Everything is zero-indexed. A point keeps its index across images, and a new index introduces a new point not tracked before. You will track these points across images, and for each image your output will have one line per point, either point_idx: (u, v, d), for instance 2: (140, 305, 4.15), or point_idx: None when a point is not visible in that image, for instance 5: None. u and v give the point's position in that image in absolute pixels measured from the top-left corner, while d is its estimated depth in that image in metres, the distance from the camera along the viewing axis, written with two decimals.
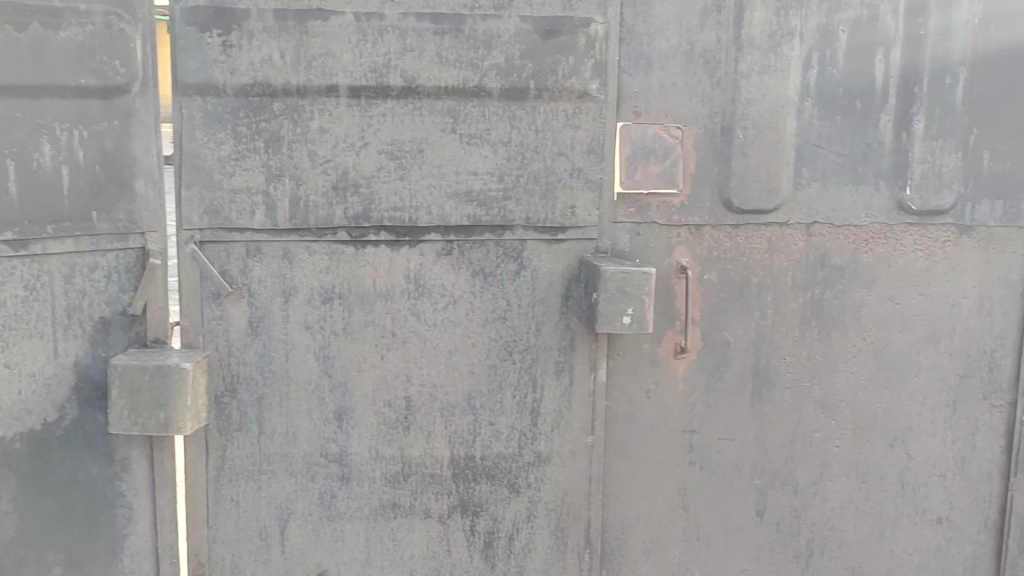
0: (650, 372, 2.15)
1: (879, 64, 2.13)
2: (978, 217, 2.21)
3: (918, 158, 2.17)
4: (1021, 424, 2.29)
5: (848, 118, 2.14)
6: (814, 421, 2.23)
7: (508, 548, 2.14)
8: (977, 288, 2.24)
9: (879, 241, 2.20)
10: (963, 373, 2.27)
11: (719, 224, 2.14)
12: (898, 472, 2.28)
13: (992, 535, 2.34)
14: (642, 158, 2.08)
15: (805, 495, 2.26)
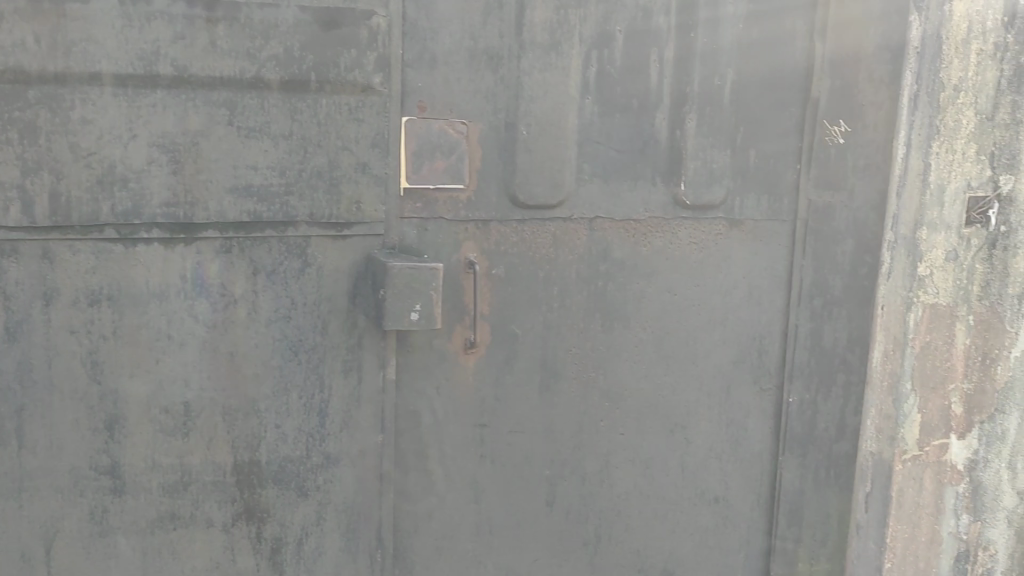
0: (439, 368, 2.15)
1: (653, 64, 2.21)
2: (746, 211, 2.34)
3: (692, 155, 2.27)
4: (787, 405, 2.44)
5: (625, 116, 2.21)
6: (600, 410, 2.30)
7: (296, 553, 2.08)
8: (746, 278, 2.38)
9: (656, 234, 2.29)
10: (735, 359, 2.40)
11: (505, 219, 2.16)
12: (678, 456, 2.38)
13: (764, 511, 2.48)
14: (427, 153, 2.07)
15: (593, 483, 2.32)
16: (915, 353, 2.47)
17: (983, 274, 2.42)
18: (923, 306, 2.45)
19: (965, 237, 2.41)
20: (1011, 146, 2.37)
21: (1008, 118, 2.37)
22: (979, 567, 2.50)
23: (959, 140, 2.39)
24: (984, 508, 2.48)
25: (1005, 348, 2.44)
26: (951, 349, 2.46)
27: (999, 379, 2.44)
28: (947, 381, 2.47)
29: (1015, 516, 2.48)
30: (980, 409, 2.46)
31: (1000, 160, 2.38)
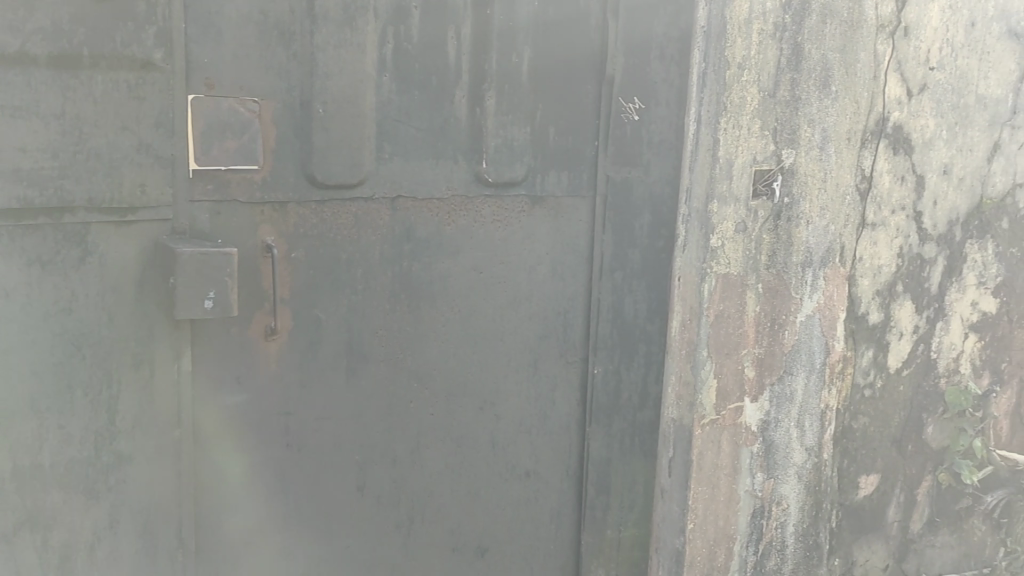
0: (239, 357, 2.06)
1: (450, 41, 2.19)
2: (547, 187, 2.37)
3: (492, 133, 2.27)
4: (592, 375, 2.51)
5: (424, 94, 2.18)
6: (409, 391, 2.27)
7: (88, 559, 1.94)
8: (550, 254, 2.41)
9: (460, 212, 2.28)
10: (541, 334, 2.43)
11: (304, 200, 2.09)
12: (488, 433, 2.40)
13: (573, 481, 2.55)
14: (217, 132, 1.97)
15: (404, 466, 2.30)
16: (710, 322, 2.44)
17: (770, 243, 2.47)
18: (716, 276, 2.42)
19: (753, 209, 2.44)
20: (791, 122, 2.43)
21: (787, 95, 2.41)
22: (773, 520, 2.62)
23: (744, 116, 2.37)
24: (776, 466, 2.59)
25: (791, 314, 2.53)
26: (743, 317, 2.47)
27: (787, 344, 2.54)
28: (740, 347, 2.48)
29: (803, 471, 2.63)
30: (770, 372, 2.54)
31: (782, 135, 2.43)
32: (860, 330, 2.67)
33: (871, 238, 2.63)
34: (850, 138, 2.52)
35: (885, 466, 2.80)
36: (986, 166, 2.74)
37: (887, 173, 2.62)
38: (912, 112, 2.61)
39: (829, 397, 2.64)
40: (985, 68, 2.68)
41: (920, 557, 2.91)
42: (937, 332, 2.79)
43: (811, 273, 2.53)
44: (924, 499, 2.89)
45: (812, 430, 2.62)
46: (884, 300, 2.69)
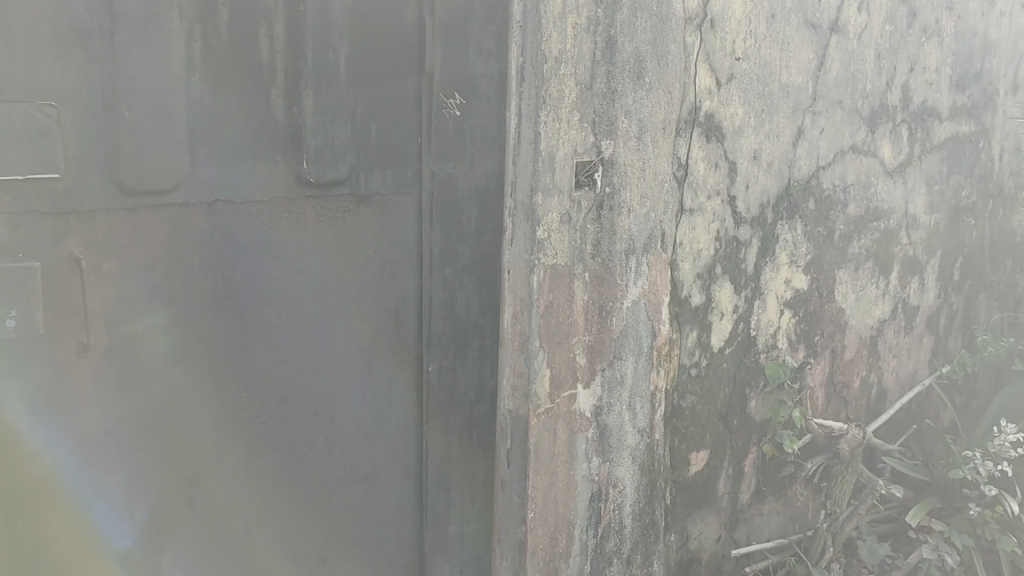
0: (50, 376, 1.90)
1: (263, 39, 2.11)
2: (372, 186, 2.34)
3: (312, 132, 2.22)
4: (427, 372, 2.51)
5: (239, 94, 2.10)
6: (238, 401, 2.20)
7: None
8: (378, 253, 2.38)
9: (282, 215, 2.22)
10: (373, 335, 2.41)
11: (113, 209, 1.96)
12: (324, 437, 2.36)
13: (414, 480, 2.54)
14: (13, 140, 1.80)
15: (238, 478, 2.23)
16: (541, 313, 2.41)
17: (595, 233, 2.49)
18: (544, 267, 2.40)
19: (576, 200, 2.44)
20: (609, 113, 2.45)
21: (604, 87, 2.43)
22: (610, 502, 2.64)
23: (564, 109, 2.36)
24: (610, 449, 2.63)
25: (618, 300, 2.57)
26: (572, 305, 2.47)
27: (615, 330, 2.58)
28: (571, 335, 2.48)
29: (637, 452, 2.69)
30: (601, 358, 2.56)
31: (601, 127, 2.44)
32: (684, 312, 2.77)
33: (689, 224, 2.73)
34: (664, 128, 2.59)
35: (713, 441, 2.93)
36: (792, 150, 3.00)
37: (702, 160, 2.73)
38: (721, 101, 2.74)
39: (658, 378, 2.71)
40: (786, 58, 2.90)
41: (748, 525, 3.11)
42: (755, 308, 2.99)
43: (635, 260, 2.59)
44: (751, 470, 3.08)
45: (643, 412, 2.69)
46: (704, 283, 2.81)
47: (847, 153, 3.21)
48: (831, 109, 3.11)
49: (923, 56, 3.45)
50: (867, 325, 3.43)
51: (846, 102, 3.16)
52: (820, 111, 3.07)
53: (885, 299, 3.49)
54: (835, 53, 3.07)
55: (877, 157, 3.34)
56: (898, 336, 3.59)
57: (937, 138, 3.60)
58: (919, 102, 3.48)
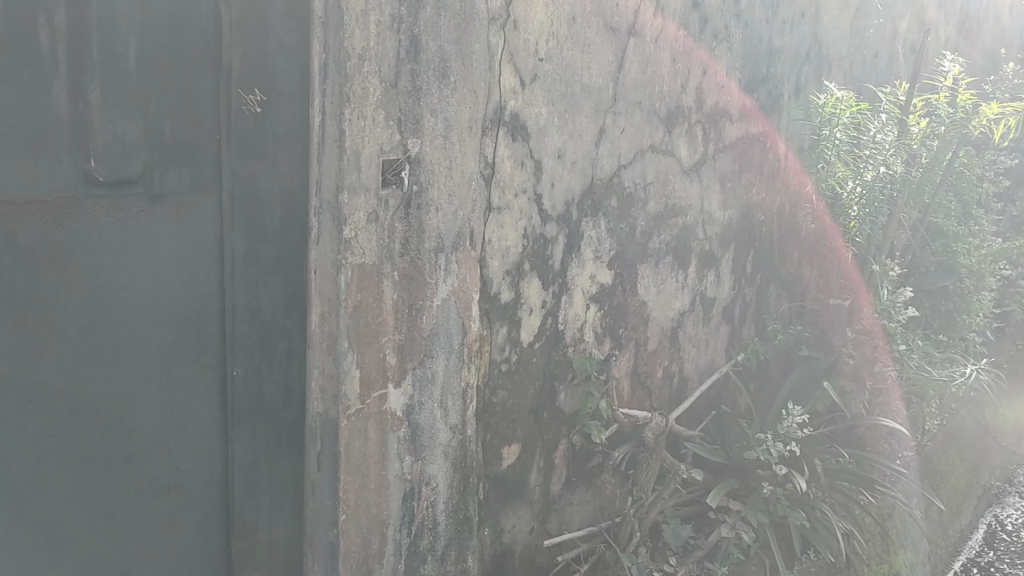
0: None
1: (41, 28, 1.96)
2: (167, 185, 2.24)
3: (100, 128, 2.10)
4: (232, 377, 2.43)
5: (15, 87, 1.95)
6: (22, 414, 2.06)
7: None
8: (176, 255, 2.28)
9: (68, 216, 2.07)
10: (172, 339, 2.31)
11: None
12: (120, 449, 2.24)
13: (220, 488, 2.46)
14: None
15: (25, 495, 2.09)
16: (348, 312, 2.36)
17: (403, 232, 2.45)
18: (351, 267, 2.35)
19: (383, 199, 2.39)
20: (414, 111, 2.41)
21: (409, 86, 2.38)
22: (424, 500, 2.64)
23: (368, 106, 2.30)
24: (422, 447, 2.62)
25: (428, 299, 2.55)
26: (381, 304, 2.42)
27: (426, 328, 2.56)
28: (380, 334, 2.44)
29: (450, 449, 2.69)
30: (412, 356, 2.54)
31: (406, 125, 2.39)
32: (493, 309, 2.80)
33: (497, 221, 2.76)
34: (471, 127, 2.59)
35: (524, 435, 2.99)
36: (594, 149, 3.09)
37: (509, 159, 2.76)
38: (525, 101, 2.78)
39: (468, 375, 2.71)
40: (587, 60, 2.99)
41: (559, 515, 3.19)
42: (563, 303, 3.07)
43: (444, 258, 2.58)
44: (561, 461, 3.16)
45: (455, 409, 2.69)
46: (512, 279, 2.85)
47: (646, 153, 3.34)
48: (630, 110, 3.23)
49: (714, 60, 3.63)
50: (668, 317, 3.58)
51: (644, 102, 3.29)
52: (620, 111, 3.18)
53: (684, 292, 3.66)
54: (633, 55, 3.19)
55: (674, 156, 3.49)
56: (697, 326, 3.77)
57: (729, 138, 3.80)
58: (712, 104, 3.66)
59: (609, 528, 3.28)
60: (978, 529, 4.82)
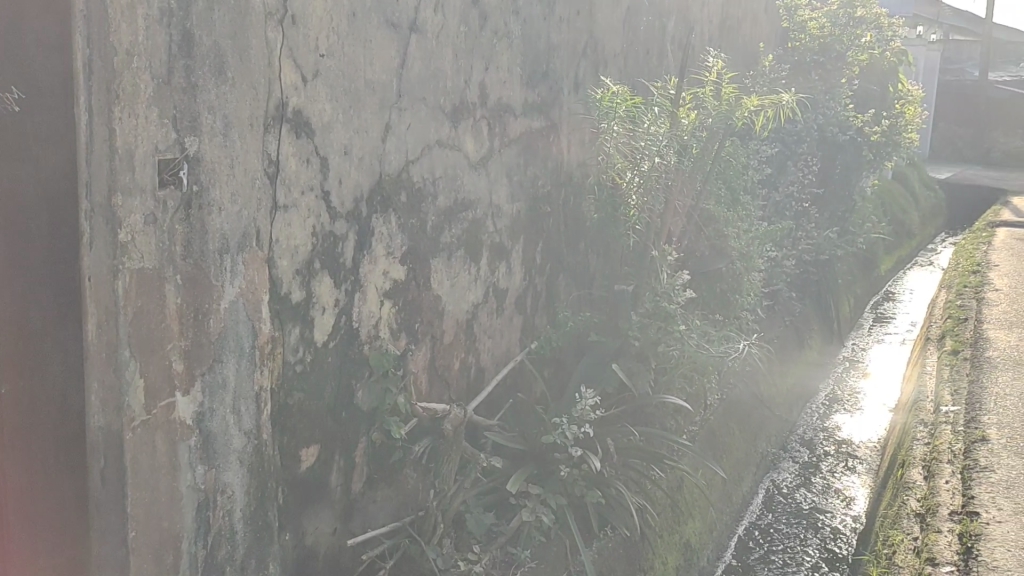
0: None
1: None
2: None
3: None
4: None
5: None
6: None
7: None
8: None
9: None
10: None
11: None
12: None
13: None
14: None
15: None
16: (129, 320, 2.24)
17: (184, 234, 2.35)
18: (130, 271, 2.22)
19: (161, 200, 2.27)
20: (191, 109, 2.32)
21: (184, 83, 2.29)
22: (220, 510, 2.55)
23: (139, 105, 2.18)
24: (216, 455, 2.52)
25: (214, 301, 2.46)
26: (164, 309, 2.32)
27: (213, 332, 2.47)
28: (165, 341, 2.33)
29: (245, 455, 2.62)
30: (200, 362, 2.44)
31: (183, 123, 2.30)
32: (284, 310, 2.74)
33: (284, 220, 2.70)
34: (252, 125, 2.53)
35: (323, 436, 2.96)
36: (381, 145, 3.10)
37: (293, 156, 2.71)
38: (308, 97, 2.74)
39: (262, 379, 2.65)
40: (369, 56, 2.98)
41: (361, 514, 3.18)
42: (357, 301, 3.05)
43: (230, 259, 2.50)
44: (361, 460, 3.15)
45: (249, 414, 2.62)
46: (303, 278, 2.81)
47: (433, 148, 3.38)
48: (415, 105, 3.25)
49: (496, 56, 3.72)
50: (462, 310, 3.64)
51: (429, 98, 3.32)
52: (405, 107, 3.20)
53: (477, 285, 3.72)
54: (415, 51, 3.21)
55: (461, 151, 3.55)
56: (491, 318, 3.85)
57: (513, 132, 3.90)
58: (495, 100, 3.75)
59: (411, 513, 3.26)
60: (757, 494, 5.20)
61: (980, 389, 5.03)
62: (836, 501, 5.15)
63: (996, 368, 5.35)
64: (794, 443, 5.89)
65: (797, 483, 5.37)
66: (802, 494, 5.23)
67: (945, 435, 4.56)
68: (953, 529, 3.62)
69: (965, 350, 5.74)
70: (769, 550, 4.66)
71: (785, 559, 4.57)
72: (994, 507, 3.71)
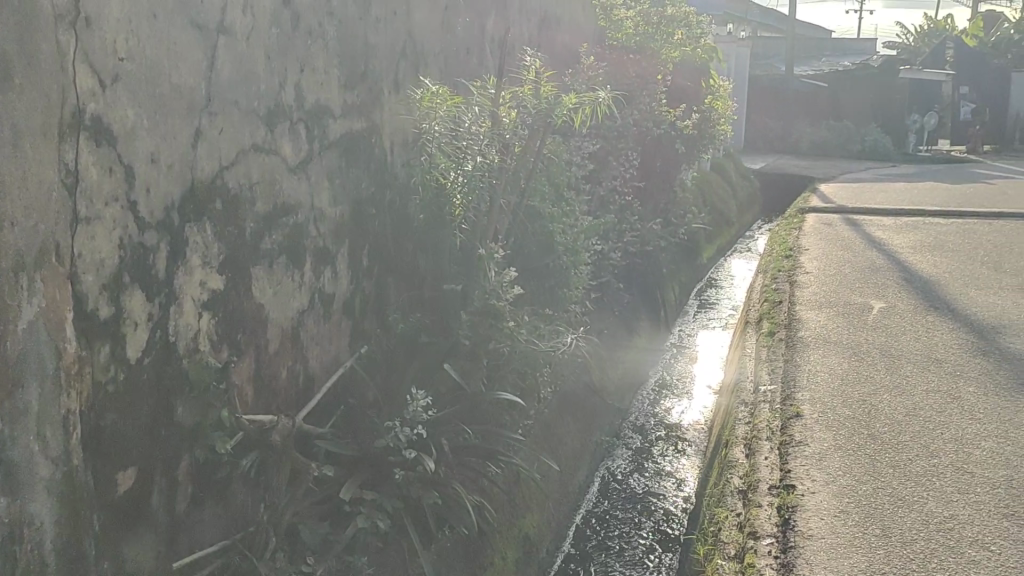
0: None
1: None
2: None
3: None
4: None
5: None
6: None
7: None
8: None
9: None
10: None
11: None
12: None
13: None
14: None
15: None
16: None
17: None
18: None
19: None
20: None
21: None
22: (27, 542, 2.35)
23: None
24: (20, 486, 2.33)
25: (8, 325, 2.27)
26: None
27: (9, 358, 2.28)
28: None
29: (54, 483, 2.44)
30: None
31: None
32: (91, 328, 2.60)
33: (87, 233, 2.57)
34: (46, 134, 2.39)
35: (141, 456, 2.83)
36: (191, 151, 2.99)
37: (94, 165, 2.58)
38: (108, 103, 2.61)
39: (70, 402, 2.50)
40: (174, 59, 2.87)
41: (187, 535, 3.05)
42: (172, 314, 2.93)
43: (27, 277, 2.32)
44: (184, 479, 3.03)
45: (56, 439, 2.44)
46: (111, 293, 2.67)
47: (248, 153, 3.29)
48: (226, 109, 3.15)
49: (311, 58, 3.65)
50: (287, 318, 3.56)
51: (241, 101, 3.23)
52: (216, 111, 3.10)
53: (301, 292, 3.65)
54: (224, 54, 3.11)
55: (278, 154, 3.46)
56: (317, 325, 3.79)
57: (333, 135, 3.85)
58: (312, 102, 3.68)
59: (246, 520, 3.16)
60: (593, 483, 5.32)
61: (794, 368, 5.32)
62: (668, 483, 5.34)
63: (808, 346, 5.66)
64: (627, 430, 6.06)
65: (631, 469, 5.53)
66: (636, 479, 5.39)
67: (764, 413, 4.79)
68: (772, 502, 3.82)
69: (780, 331, 6.06)
70: (605, 536, 4.78)
71: (621, 544, 4.70)
72: (808, 479, 3.93)
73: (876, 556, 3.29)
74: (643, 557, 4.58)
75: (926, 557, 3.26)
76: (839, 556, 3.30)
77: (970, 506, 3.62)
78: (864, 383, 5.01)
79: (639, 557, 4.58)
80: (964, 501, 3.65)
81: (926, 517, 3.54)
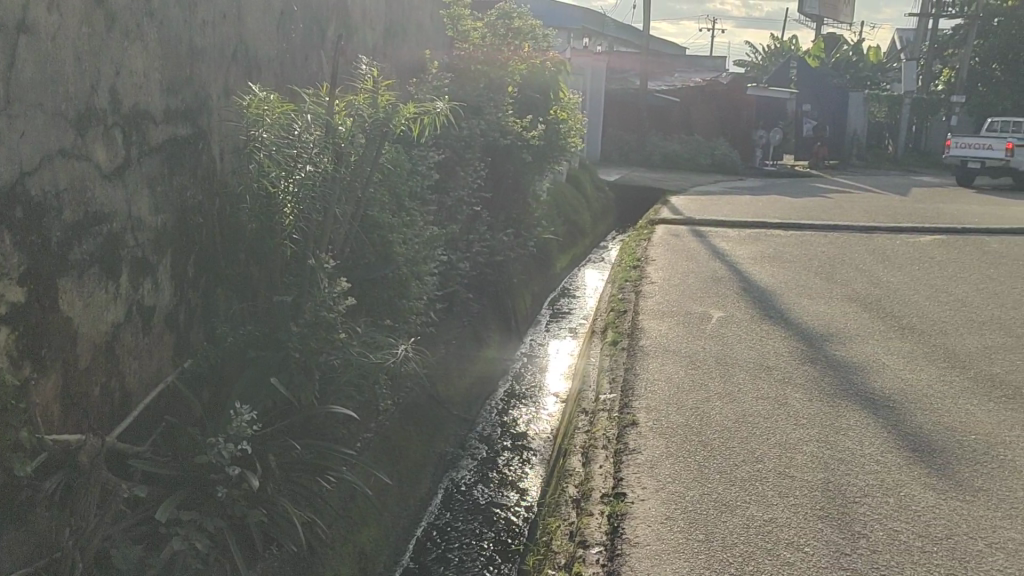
0: None
1: None
2: None
3: None
4: None
5: None
6: None
7: None
8: None
9: None
10: None
11: None
12: None
13: None
14: None
15: None
16: None
17: None
18: None
19: None
20: None
21: None
22: None
23: None
24: None
25: None
26: None
27: None
28: None
29: None
30: None
31: None
32: None
33: None
34: None
35: None
36: None
37: None
38: None
39: None
40: None
41: None
42: None
43: None
44: None
45: None
46: None
47: (54, 158, 3.12)
48: (29, 111, 2.98)
49: (127, 61, 3.49)
50: (99, 331, 3.40)
51: (46, 104, 3.06)
52: (17, 113, 2.93)
53: (117, 304, 3.49)
54: (26, 53, 2.95)
55: (90, 160, 3.30)
56: (135, 338, 3.64)
57: (153, 140, 3.70)
58: (129, 106, 3.53)
59: (45, 540, 2.98)
60: (436, 495, 5.27)
61: (634, 376, 5.42)
62: (511, 494, 5.34)
63: (649, 355, 5.79)
64: (473, 440, 6.03)
65: (475, 479, 5.51)
66: (479, 490, 5.38)
67: (602, 422, 4.87)
68: (604, 510, 3.87)
69: (624, 340, 6.17)
70: (445, 548, 4.74)
71: (461, 555, 4.67)
72: (639, 486, 4.00)
73: (697, 561, 3.37)
74: (483, 569, 4.56)
75: (744, 560, 3.36)
76: (663, 561, 3.37)
77: (788, 509, 3.75)
78: (699, 390, 5.15)
79: (478, 569, 4.56)
80: (783, 504, 3.78)
81: (747, 520, 3.65)
